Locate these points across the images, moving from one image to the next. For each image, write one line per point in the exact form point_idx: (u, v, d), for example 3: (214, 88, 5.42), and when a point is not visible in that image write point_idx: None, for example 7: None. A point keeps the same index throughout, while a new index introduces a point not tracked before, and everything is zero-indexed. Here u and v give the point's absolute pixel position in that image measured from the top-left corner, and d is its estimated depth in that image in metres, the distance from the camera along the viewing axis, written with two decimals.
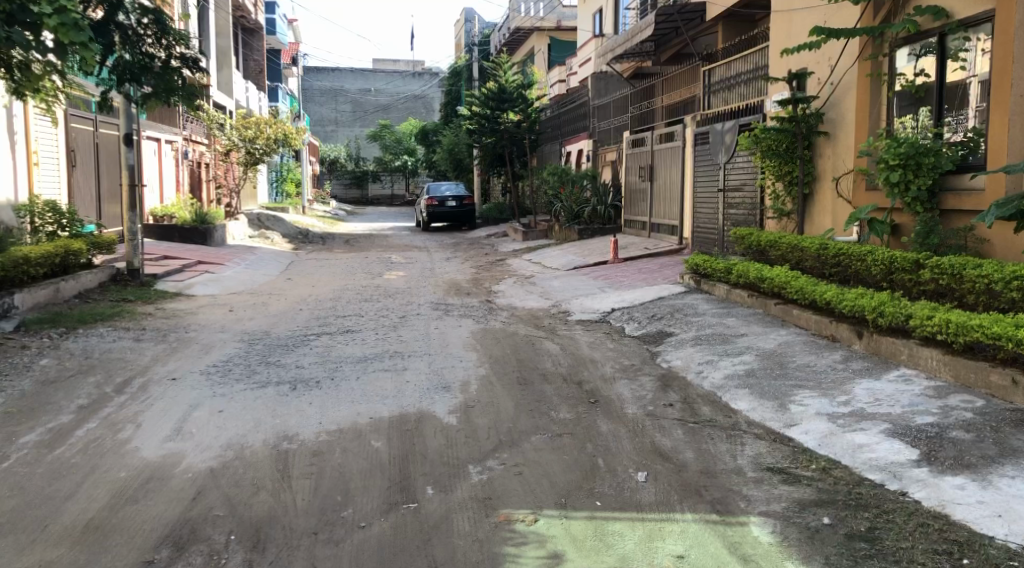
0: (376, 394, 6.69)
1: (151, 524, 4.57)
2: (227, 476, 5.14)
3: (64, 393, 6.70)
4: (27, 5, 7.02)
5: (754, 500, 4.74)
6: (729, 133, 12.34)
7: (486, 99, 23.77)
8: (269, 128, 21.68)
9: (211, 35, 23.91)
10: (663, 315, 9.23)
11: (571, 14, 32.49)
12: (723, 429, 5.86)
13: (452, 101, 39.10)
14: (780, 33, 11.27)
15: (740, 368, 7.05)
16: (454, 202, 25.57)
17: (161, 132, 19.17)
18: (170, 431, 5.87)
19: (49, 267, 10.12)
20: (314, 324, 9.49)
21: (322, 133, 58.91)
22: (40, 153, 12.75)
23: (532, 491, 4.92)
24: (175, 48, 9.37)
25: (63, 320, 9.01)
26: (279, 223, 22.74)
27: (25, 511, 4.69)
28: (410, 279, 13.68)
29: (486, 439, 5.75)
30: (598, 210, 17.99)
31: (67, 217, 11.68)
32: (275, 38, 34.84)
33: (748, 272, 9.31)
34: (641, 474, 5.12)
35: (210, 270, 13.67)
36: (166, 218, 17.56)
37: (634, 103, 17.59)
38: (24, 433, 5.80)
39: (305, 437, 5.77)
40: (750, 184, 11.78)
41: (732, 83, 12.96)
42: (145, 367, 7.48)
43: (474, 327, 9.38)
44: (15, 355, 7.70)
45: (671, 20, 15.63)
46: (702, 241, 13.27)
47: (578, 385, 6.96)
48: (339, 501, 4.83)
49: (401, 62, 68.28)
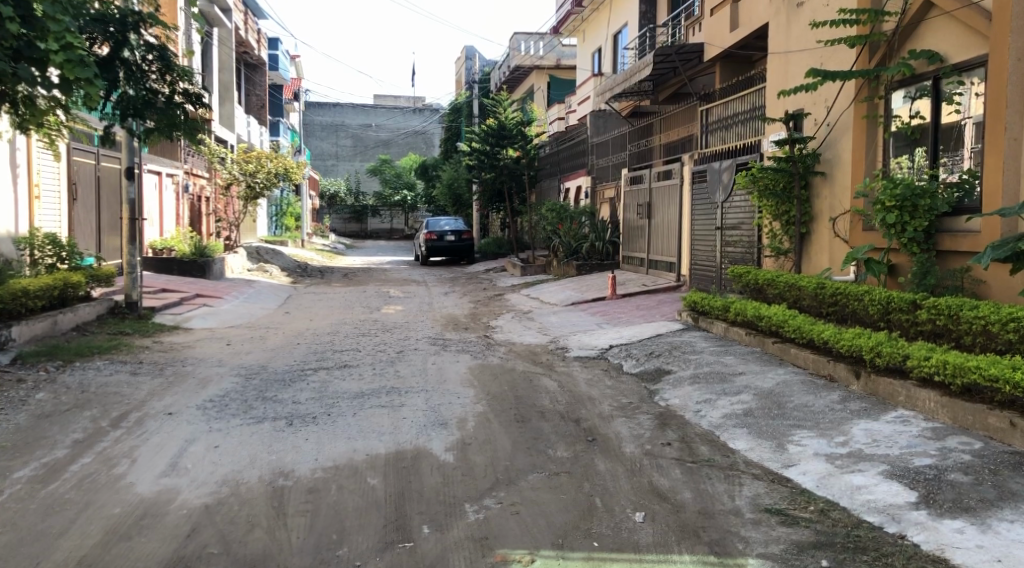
0: (372, 431, 6.66)
1: (145, 561, 4.53)
2: (222, 513, 5.11)
3: (59, 427, 6.67)
4: (34, 41, 7.23)
5: (753, 541, 4.71)
6: (727, 171, 12.47)
7: (485, 136, 24.00)
8: (270, 162, 21.78)
9: (214, 70, 24.15)
10: (661, 353, 9.22)
11: (570, 53, 32.86)
12: (721, 469, 5.84)
13: (451, 137, 39.49)
14: (778, 74, 11.41)
15: (738, 408, 7.04)
16: (453, 237, 25.60)
17: (162, 166, 19.28)
18: (166, 466, 5.85)
19: (47, 299, 10.13)
20: (311, 359, 9.46)
21: (322, 167, 59.41)
22: (42, 186, 12.79)
23: (529, 532, 4.88)
24: (178, 84, 9.48)
25: (61, 353, 9.00)
26: (278, 257, 22.79)
27: (16, 547, 4.65)
28: (408, 314, 13.68)
29: (483, 477, 5.72)
30: (597, 245, 18.13)
31: (67, 250, 11.59)
32: (277, 74, 35.19)
33: (746, 310, 9.35)
34: (638, 515, 5.09)
35: (208, 303, 13.69)
36: (165, 251, 17.56)
37: (633, 140, 17.70)
38: (18, 468, 5.77)
39: (301, 474, 5.74)
40: (747, 223, 11.87)
41: (730, 122, 13.04)
42: (140, 402, 7.43)
43: (471, 363, 9.36)
44: (11, 388, 7.67)
45: (669, 60, 15.83)
46: (700, 278, 13.32)
47: (575, 423, 6.94)
48: (334, 540, 4.79)
49: (402, 98, 69.11)
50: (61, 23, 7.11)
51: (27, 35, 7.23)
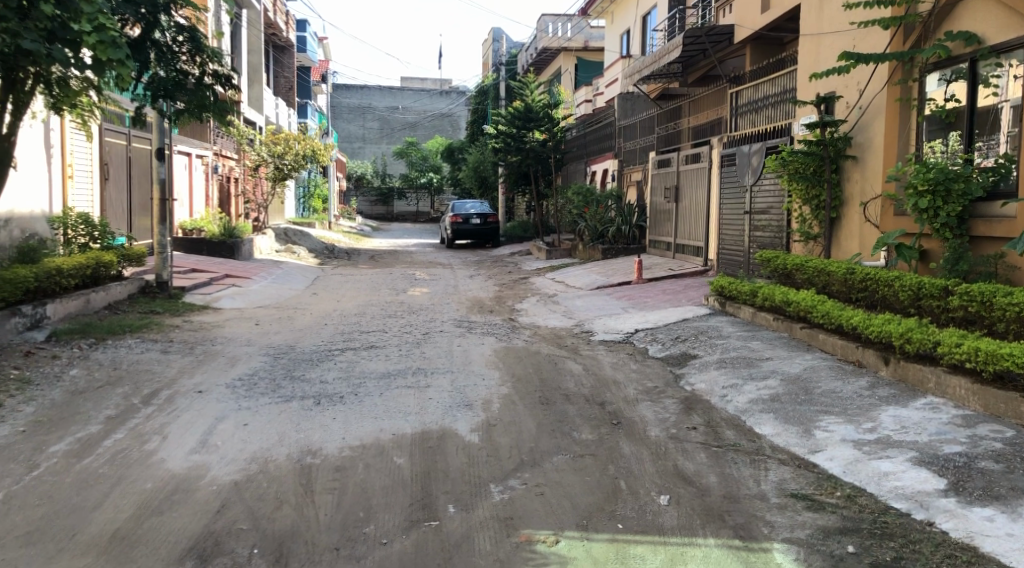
0: (398, 411, 6.72)
1: (176, 536, 4.62)
2: (251, 490, 5.19)
3: (93, 403, 6.81)
4: (67, 22, 7.33)
5: (778, 526, 4.70)
6: (756, 155, 12.36)
7: (512, 118, 23.86)
8: (298, 144, 21.84)
9: (243, 52, 24.31)
10: (688, 337, 9.18)
11: (599, 35, 32.62)
12: (747, 454, 5.82)
13: (478, 119, 39.44)
14: (809, 57, 11.25)
15: (764, 393, 7.00)
16: (479, 220, 25.60)
17: (192, 147, 19.45)
18: (196, 443, 5.94)
19: (81, 278, 10.31)
20: (338, 339, 9.56)
21: (350, 150, 59.70)
22: (74, 166, 12.95)
23: (553, 513, 4.91)
24: (208, 65, 9.54)
25: (94, 331, 9.15)
26: (305, 238, 22.95)
27: (52, 520, 4.75)
28: (433, 296, 13.75)
29: (508, 458, 5.76)
30: (623, 229, 17.96)
31: (99, 230, 11.75)
32: (305, 55, 35.26)
33: (774, 295, 9.25)
34: (663, 498, 5.10)
35: (236, 283, 13.86)
36: (195, 232, 17.80)
37: (661, 124, 17.53)
38: (53, 442, 5.90)
39: (328, 452, 5.81)
40: (776, 207, 11.75)
41: (760, 106, 12.86)
42: (171, 379, 7.56)
43: (497, 345, 9.40)
44: (45, 365, 7.83)
45: (699, 42, 15.66)
46: (727, 263, 13.22)
47: (600, 406, 6.94)
48: (360, 517, 4.85)
49: (429, 81, 69.16)
50: (94, 5, 7.19)
51: (61, 17, 7.32)
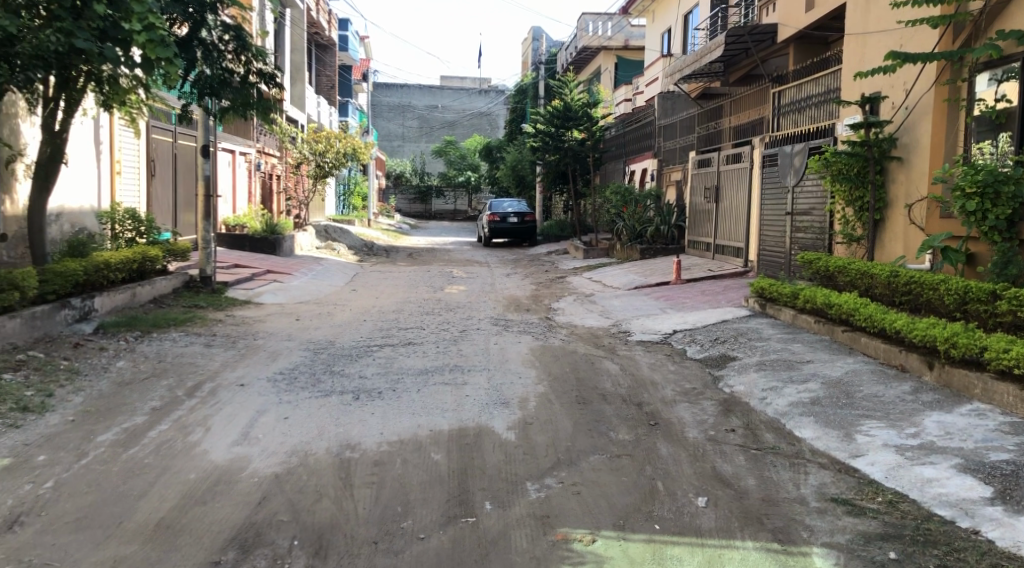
0: (435, 407, 6.78)
1: (218, 526, 4.71)
2: (291, 482, 5.27)
3: (139, 394, 6.96)
4: (118, 22, 7.54)
5: (818, 530, 4.65)
6: (799, 156, 12.19)
7: (551, 117, 23.85)
8: (339, 142, 22.05)
9: (286, 51, 24.62)
10: (727, 339, 9.11)
11: (639, 34, 32.42)
12: (787, 457, 5.76)
13: (517, 118, 39.51)
14: (854, 56, 11.08)
15: (804, 396, 6.92)
16: (516, 219, 25.64)
17: (236, 144, 19.75)
18: (238, 435, 6.04)
19: (127, 272, 10.54)
20: (376, 335, 9.66)
21: (389, 148, 60.18)
22: (122, 162, 13.22)
23: (590, 512, 4.91)
24: (253, 64, 9.68)
25: (139, 324, 9.35)
26: (345, 235, 23.20)
27: (100, 507, 4.87)
28: (470, 294, 13.81)
29: (545, 456, 5.77)
30: (662, 229, 17.94)
31: (146, 225, 12.00)
32: (346, 54, 35.57)
33: (815, 297, 9.13)
34: (701, 500, 5.07)
35: (278, 279, 14.07)
36: (238, 227, 18.14)
37: (701, 123, 17.39)
38: (100, 432, 6.04)
39: (366, 447, 5.88)
40: (819, 208, 11.60)
41: (802, 106, 12.71)
42: (214, 372, 7.71)
43: (533, 343, 9.42)
44: (93, 356, 8.02)
45: (742, 41, 15.53)
46: (768, 264, 13.08)
47: (638, 407, 6.93)
48: (398, 512, 4.90)
49: (468, 80, 69.42)
50: (144, 5, 7.36)
51: (113, 16, 7.54)
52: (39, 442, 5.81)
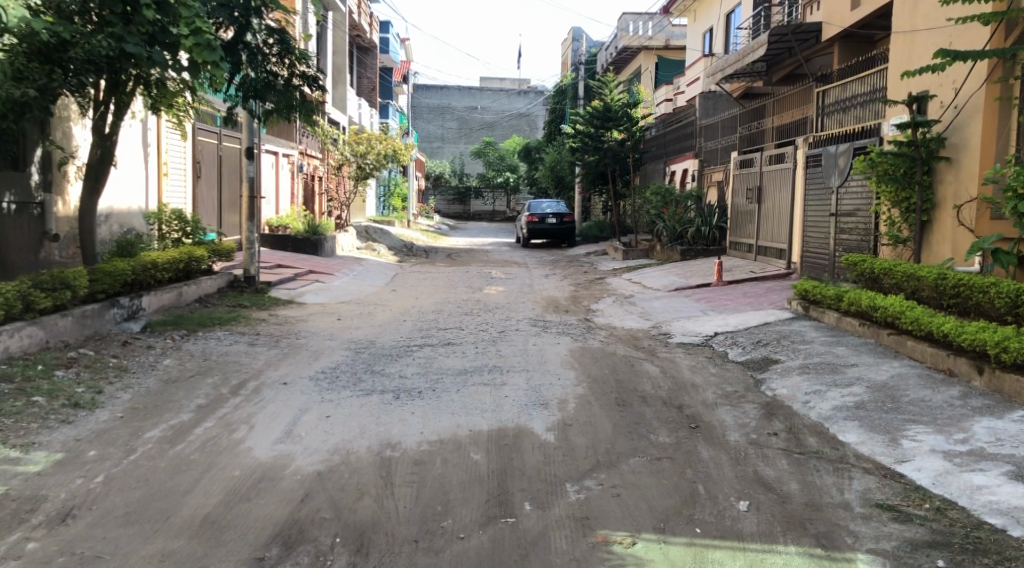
0: (475, 407, 6.81)
1: (262, 523, 4.78)
2: (333, 480, 5.33)
3: (185, 392, 7.10)
4: (167, 26, 7.68)
5: (863, 536, 4.58)
6: (843, 156, 11.99)
7: (591, 117, 23.80)
8: (380, 144, 22.21)
9: (328, 54, 24.91)
10: (769, 342, 9.00)
11: (680, 33, 32.15)
12: (831, 462, 5.68)
13: (556, 118, 39.48)
14: (902, 55, 10.88)
15: (849, 400, 6.81)
16: (555, 219, 25.61)
17: (279, 146, 20.03)
18: (281, 433, 6.13)
19: (174, 271, 10.74)
20: (416, 335, 9.73)
21: (428, 149, 60.55)
22: (169, 164, 13.49)
23: (630, 514, 4.89)
24: (297, 67, 9.87)
25: (185, 322, 9.54)
26: (386, 236, 23.42)
27: (148, 502, 4.98)
28: (509, 294, 13.85)
29: (585, 458, 5.76)
30: (703, 230, 17.72)
31: (192, 226, 12.21)
32: (387, 57, 35.85)
33: (860, 300, 8.98)
34: (743, 503, 5.02)
35: (320, 279, 14.24)
36: (281, 228, 18.40)
37: (743, 123, 17.20)
38: (148, 429, 6.17)
39: (407, 446, 5.92)
40: (864, 209, 11.40)
41: (847, 105, 12.51)
42: (258, 371, 7.83)
43: (572, 345, 9.40)
44: (141, 354, 8.20)
45: (785, 40, 15.36)
46: (812, 265, 12.90)
47: (678, 409, 6.88)
48: (439, 511, 4.93)
49: (507, 80, 69.54)
50: (191, 9, 7.49)
51: (161, 21, 7.70)
52: (90, 438, 5.95)
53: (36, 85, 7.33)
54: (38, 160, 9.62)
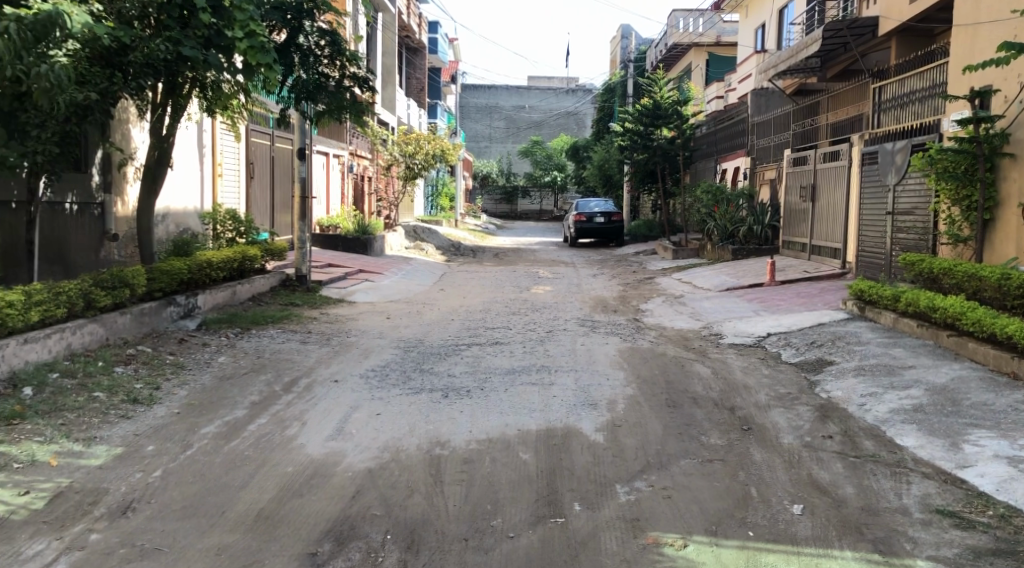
0: (523, 407, 6.80)
1: (314, 519, 4.84)
2: (384, 477, 5.38)
3: (239, 389, 7.23)
4: (222, 30, 7.81)
5: (923, 543, 4.46)
6: (901, 153, 11.71)
7: (640, 116, 23.64)
8: (428, 144, 22.33)
9: (378, 55, 25.15)
10: (823, 343, 8.83)
11: (731, 29, 31.73)
12: (888, 466, 5.55)
13: (604, 117, 39.26)
14: (962, 49, 10.58)
15: (907, 403, 6.64)
16: (603, 219, 25.48)
17: (330, 147, 20.27)
18: (333, 430, 6.21)
19: (229, 271, 10.96)
20: (465, 334, 9.76)
21: (476, 149, 60.75)
22: (224, 165, 13.76)
23: (681, 516, 4.84)
24: (348, 68, 9.95)
25: (239, 321, 9.72)
26: (433, 235, 23.55)
27: (205, 497, 5.08)
28: (557, 294, 13.82)
29: (634, 459, 5.72)
30: (755, 229, 17.58)
31: (246, 226, 12.44)
32: (436, 57, 36.08)
33: (918, 301, 8.75)
34: (797, 507, 4.93)
35: (369, 278, 14.38)
36: (331, 228, 18.60)
37: (797, 120, 16.90)
38: (204, 424, 6.30)
39: (456, 444, 5.95)
40: (922, 208, 11.12)
41: (905, 101, 12.21)
42: (309, 369, 7.94)
43: (621, 345, 9.33)
44: (197, 352, 8.37)
45: (840, 35, 15.06)
46: (868, 265, 12.62)
47: (730, 411, 6.78)
48: (488, 510, 4.93)
49: (555, 79, 69.45)
50: (246, 13, 7.64)
51: (217, 25, 7.83)
52: (148, 433, 6.09)
53: (97, 88, 7.54)
54: (99, 162, 9.88)
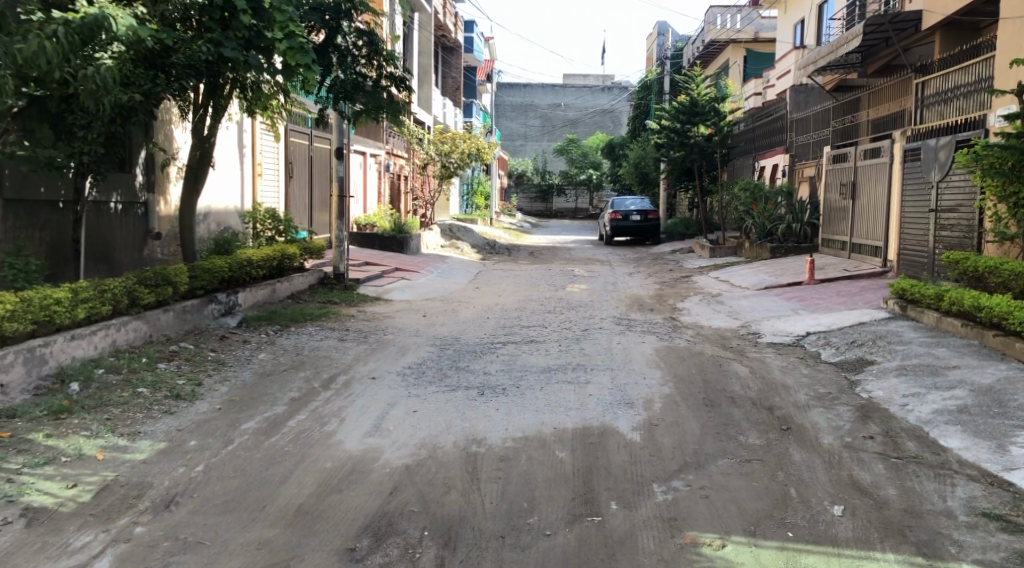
0: (559, 405, 6.80)
1: (352, 514, 4.89)
2: (421, 474, 5.42)
3: (279, 385, 7.33)
4: (262, 31, 7.91)
5: (968, 547, 4.37)
6: (945, 149, 11.50)
7: (677, 113, 23.44)
8: (463, 143, 22.39)
9: (415, 54, 25.31)
10: (864, 342, 8.69)
11: (770, 25, 31.36)
12: (931, 467, 5.45)
13: (640, 114, 39.04)
14: (1010, 40, 10.37)
15: (951, 403, 6.51)
16: (639, 217, 25.37)
17: (366, 146, 20.43)
18: (371, 427, 6.27)
19: (268, 269, 11.10)
20: (500, 333, 9.78)
21: (511, 147, 60.77)
22: (263, 165, 13.95)
23: (719, 516, 4.81)
24: (385, 68, 10.03)
25: (279, 318, 9.85)
26: (469, 234, 23.63)
27: (246, 492, 5.16)
28: (593, 292, 13.78)
29: (671, 458, 5.69)
30: (794, 227, 17.37)
31: (285, 224, 12.61)
32: (472, 55, 36.20)
33: (963, 300, 8.58)
34: (837, 508, 4.87)
35: (405, 277, 14.47)
36: (368, 227, 18.70)
37: (837, 117, 16.64)
38: (244, 420, 6.40)
39: (492, 442, 5.97)
40: (966, 205, 10.91)
41: (949, 97, 11.95)
42: (347, 366, 8.02)
43: (658, 344, 9.29)
44: (238, 349, 8.51)
45: (882, 30, 14.80)
46: (910, 264, 12.40)
47: (768, 410, 6.72)
48: (525, 508, 4.95)
49: (591, 77, 69.23)
50: (285, 14, 7.75)
51: (257, 26, 7.93)
52: (190, 428, 6.20)
53: (142, 90, 7.64)
54: (142, 162, 10.08)
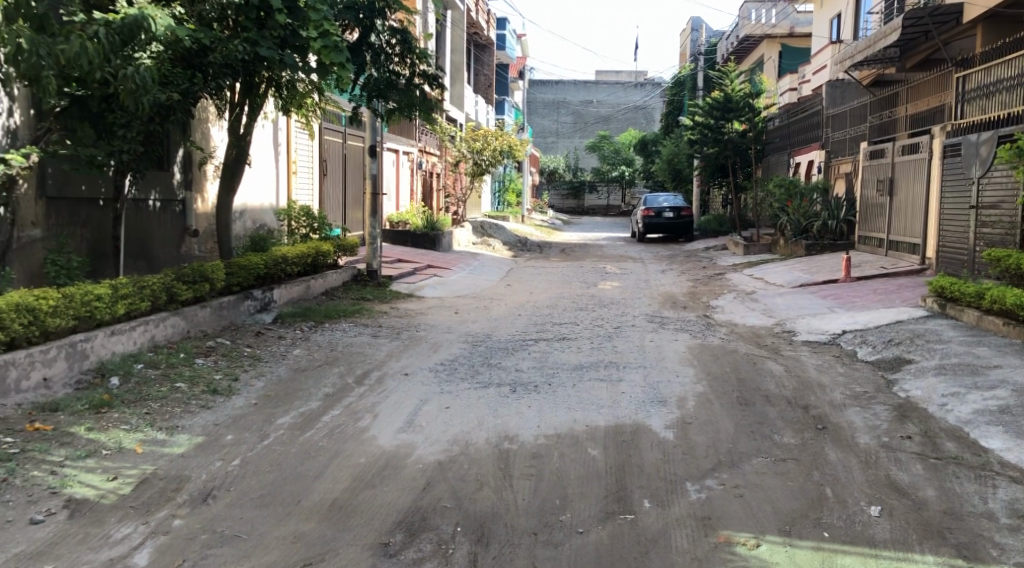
0: (591, 403, 6.79)
1: (386, 509, 4.93)
2: (453, 470, 5.44)
3: (313, 381, 7.40)
4: (297, 30, 8.04)
5: (1010, 549, 4.29)
6: (986, 145, 11.29)
7: (711, 109, 23.24)
8: (495, 140, 22.42)
9: (448, 52, 25.40)
10: (902, 341, 8.56)
11: (806, 20, 31.03)
12: (971, 468, 5.36)
13: (673, 110, 38.78)
14: None
15: (992, 403, 6.39)
16: (672, 214, 25.23)
17: (399, 144, 20.54)
18: (403, 423, 6.31)
19: (302, 265, 11.22)
20: (532, 330, 9.79)
21: (543, 144, 60.70)
22: (298, 163, 14.10)
23: (753, 516, 4.77)
24: (418, 66, 10.08)
25: (313, 314, 9.94)
26: (500, 231, 23.65)
27: (281, 486, 5.23)
28: (625, 290, 13.72)
29: (705, 456, 5.66)
30: (829, 224, 17.11)
31: (319, 222, 12.74)
32: (505, 53, 36.25)
33: (1005, 298, 8.41)
34: (874, 509, 4.81)
35: (437, 274, 14.54)
36: (401, 224, 18.74)
37: (873, 112, 16.38)
38: (280, 415, 6.48)
39: (524, 439, 5.98)
40: (1009, 201, 10.71)
41: (991, 91, 11.71)
42: (380, 362, 8.08)
43: (691, 342, 9.23)
44: (273, 345, 8.61)
45: (922, 23, 14.51)
46: (949, 261, 12.18)
47: (804, 409, 6.64)
48: (557, 505, 4.95)
49: (624, 74, 68.94)
50: (320, 13, 7.80)
51: (292, 26, 8.05)
52: (226, 423, 6.29)
53: (179, 88, 7.75)
54: (180, 160, 10.25)
